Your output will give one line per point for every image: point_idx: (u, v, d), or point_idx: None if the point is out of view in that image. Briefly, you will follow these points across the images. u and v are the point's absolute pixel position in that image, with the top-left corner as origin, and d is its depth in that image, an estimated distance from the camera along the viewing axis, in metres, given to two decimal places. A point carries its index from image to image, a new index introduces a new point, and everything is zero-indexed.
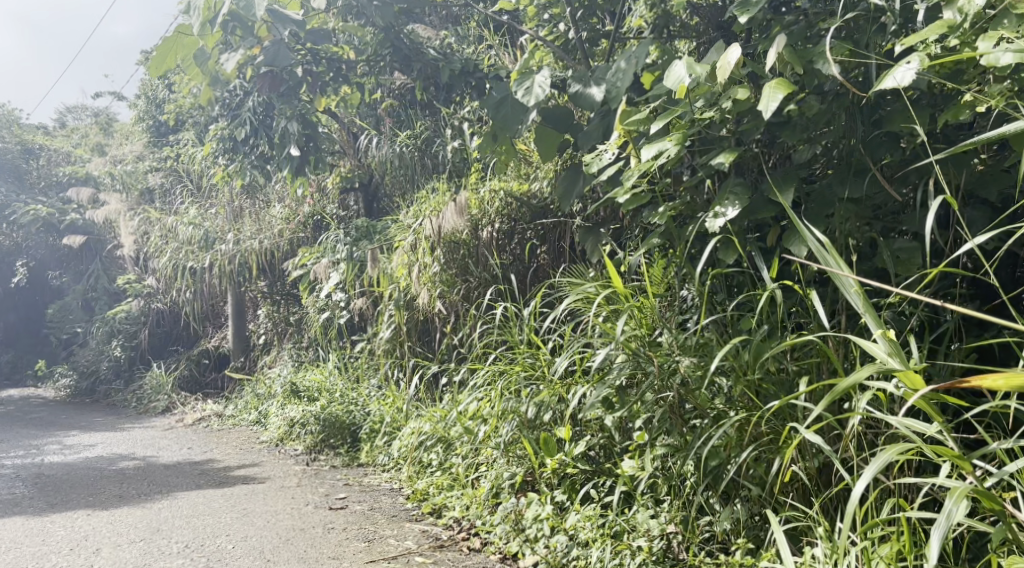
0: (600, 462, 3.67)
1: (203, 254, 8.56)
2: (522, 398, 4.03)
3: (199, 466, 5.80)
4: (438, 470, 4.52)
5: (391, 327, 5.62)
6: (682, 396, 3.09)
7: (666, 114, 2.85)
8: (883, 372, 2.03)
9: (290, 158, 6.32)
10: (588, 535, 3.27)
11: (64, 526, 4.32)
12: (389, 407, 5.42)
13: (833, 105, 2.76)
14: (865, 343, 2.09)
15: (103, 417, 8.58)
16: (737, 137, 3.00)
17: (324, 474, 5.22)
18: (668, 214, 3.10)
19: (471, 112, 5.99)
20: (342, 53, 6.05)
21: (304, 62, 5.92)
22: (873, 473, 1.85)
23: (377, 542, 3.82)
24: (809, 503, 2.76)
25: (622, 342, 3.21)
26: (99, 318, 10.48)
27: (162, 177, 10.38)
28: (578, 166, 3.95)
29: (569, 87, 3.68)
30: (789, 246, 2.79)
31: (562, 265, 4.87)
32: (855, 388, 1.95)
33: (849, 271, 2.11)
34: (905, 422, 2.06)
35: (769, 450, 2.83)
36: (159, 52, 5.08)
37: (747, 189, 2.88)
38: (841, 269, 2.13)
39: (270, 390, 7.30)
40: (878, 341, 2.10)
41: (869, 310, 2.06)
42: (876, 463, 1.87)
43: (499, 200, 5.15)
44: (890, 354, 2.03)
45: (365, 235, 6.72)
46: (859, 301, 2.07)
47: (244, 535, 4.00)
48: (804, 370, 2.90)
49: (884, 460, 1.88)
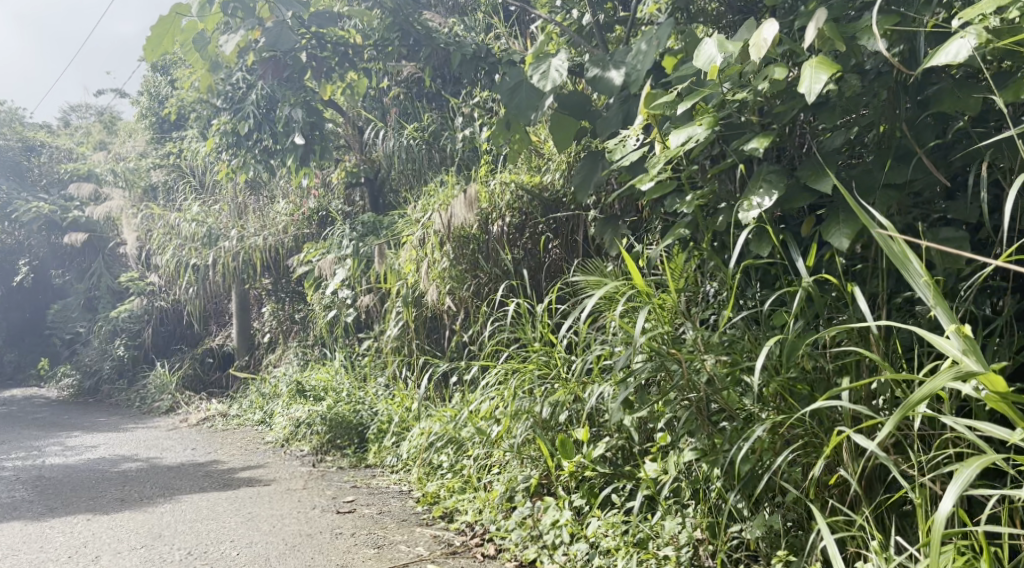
0: (619, 464, 3.51)
1: (207, 251, 8.43)
2: (536, 397, 3.87)
3: (203, 468, 5.65)
4: (449, 473, 4.36)
5: (399, 325, 5.47)
6: (708, 397, 2.91)
7: (696, 95, 2.68)
8: (957, 370, 1.88)
9: (294, 147, 6.17)
10: (611, 544, 3.11)
11: (62, 532, 4.16)
12: (398, 407, 5.28)
13: (875, 85, 2.58)
14: (935, 340, 1.93)
15: (107, 417, 8.43)
16: (768, 120, 2.83)
17: (330, 475, 5.07)
18: (696, 203, 2.94)
19: (481, 101, 5.83)
20: (347, 37, 5.79)
21: (309, 46, 5.66)
22: (961, 489, 1.73)
23: (388, 548, 3.65)
24: (852, 508, 2.56)
25: (644, 341, 3.02)
26: (102, 317, 10.34)
27: (164, 174, 10.23)
28: (595, 155, 3.78)
29: (587, 71, 3.50)
30: (830, 238, 2.61)
31: (576, 260, 4.70)
32: (933, 394, 1.80)
33: (917, 261, 1.94)
34: (978, 427, 1.92)
35: (804, 453, 2.65)
36: (157, 33, 4.89)
37: (781, 176, 2.72)
38: (908, 258, 1.97)
39: (276, 390, 7.15)
40: (948, 337, 1.94)
41: (940, 303, 1.91)
42: (961, 478, 1.75)
43: (510, 193, 4.97)
44: (965, 352, 1.87)
45: (372, 230, 6.59)
46: (930, 294, 1.91)
47: (249, 541, 3.84)
48: (841, 368, 2.73)
49: (968, 475, 1.76)
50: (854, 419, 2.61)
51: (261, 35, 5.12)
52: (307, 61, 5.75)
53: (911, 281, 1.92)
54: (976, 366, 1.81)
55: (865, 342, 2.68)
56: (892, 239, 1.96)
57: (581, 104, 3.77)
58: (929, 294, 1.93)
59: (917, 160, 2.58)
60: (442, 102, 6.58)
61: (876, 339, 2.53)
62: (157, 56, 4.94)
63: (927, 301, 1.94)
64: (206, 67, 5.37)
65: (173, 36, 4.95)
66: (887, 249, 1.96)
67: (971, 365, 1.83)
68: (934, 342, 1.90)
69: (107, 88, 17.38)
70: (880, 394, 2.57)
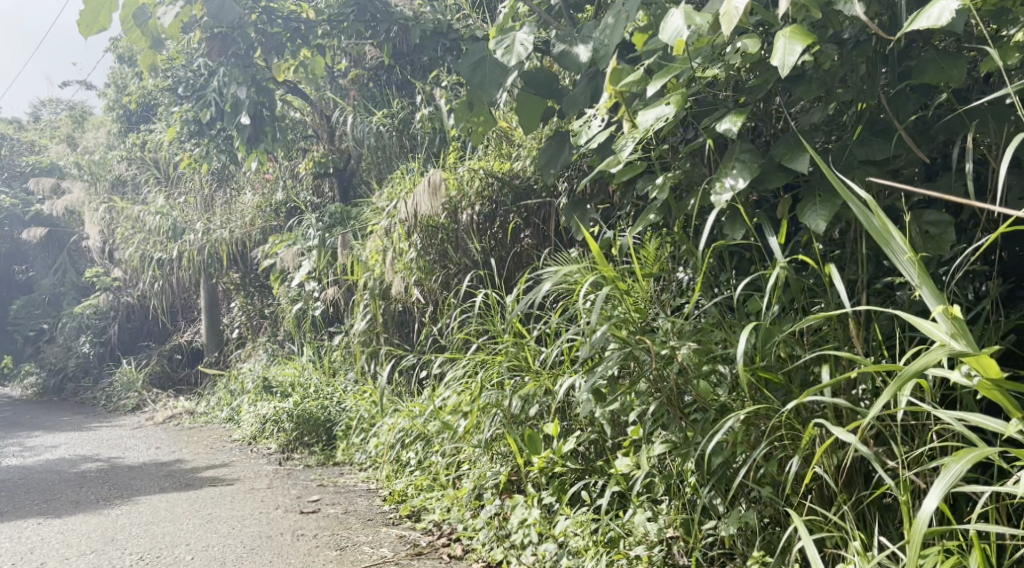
0: (591, 459, 3.37)
1: (172, 244, 8.23)
2: (505, 390, 3.70)
3: (166, 467, 5.45)
4: (417, 469, 4.20)
5: (367, 319, 5.29)
6: (680, 387, 2.75)
7: (665, 69, 2.51)
8: (945, 355, 1.72)
9: (244, 128, 6.02)
10: (580, 544, 2.96)
11: (10, 538, 3.95)
12: (366, 402, 5.11)
13: (853, 55, 2.44)
14: (923, 325, 1.76)
15: (70, 416, 8.17)
16: (741, 96, 2.68)
17: (296, 474, 4.89)
18: (667, 186, 2.79)
19: (449, 85, 5.63)
20: (299, 11, 5.86)
21: (257, 22, 5.73)
22: (947, 488, 1.58)
23: (350, 550, 3.48)
24: (831, 505, 2.43)
25: (612, 328, 2.85)
26: (66, 313, 10.07)
27: (128, 166, 9.92)
28: (562, 134, 3.64)
29: (553, 47, 3.36)
30: (806, 220, 2.46)
31: (547, 249, 4.53)
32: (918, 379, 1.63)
33: (900, 236, 1.74)
34: (968, 416, 1.78)
35: (780, 446, 2.49)
36: (90, 6, 4.30)
37: (755, 156, 2.56)
38: (892, 234, 1.79)
39: (243, 385, 6.92)
40: (936, 322, 1.77)
41: (925, 283, 1.74)
42: (950, 474, 1.60)
43: (479, 180, 4.78)
44: (953, 335, 1.69)
45: (340, 221, 6.43)
46: (914, 271, 1.72)
47: (205, 544, 3.66)
48: (819, 357, 2.58)
49: (955, 472, 1.61)
50: (834, 410, 2.47)
51: (202, 10, 4.95)
52: (257, 37, 5.71)
53: (893, 258, 1.73)
54: (967, 349, 1.64)
55: (843, 327, 2.54)
56: (873, 214, 1.77)
57: (548, 81, 3.63)
58: (913, 272, 1.76)
59: (898, 135, 2.44)
60: (411, 90, 6.42)
61: (855, 325, 2.39)
62: (92, 33, 4.36)
63: (911, 279, 1.76)
64: (147, 46, 4.86)
65: (109, 7, 4.35)
66: (867, 225, 1.78)
67: (960, 348, 1.65)
68: (919, 325, 1.73)
69: (72, 81, 16.99)
70: (860, 385, 2.41)
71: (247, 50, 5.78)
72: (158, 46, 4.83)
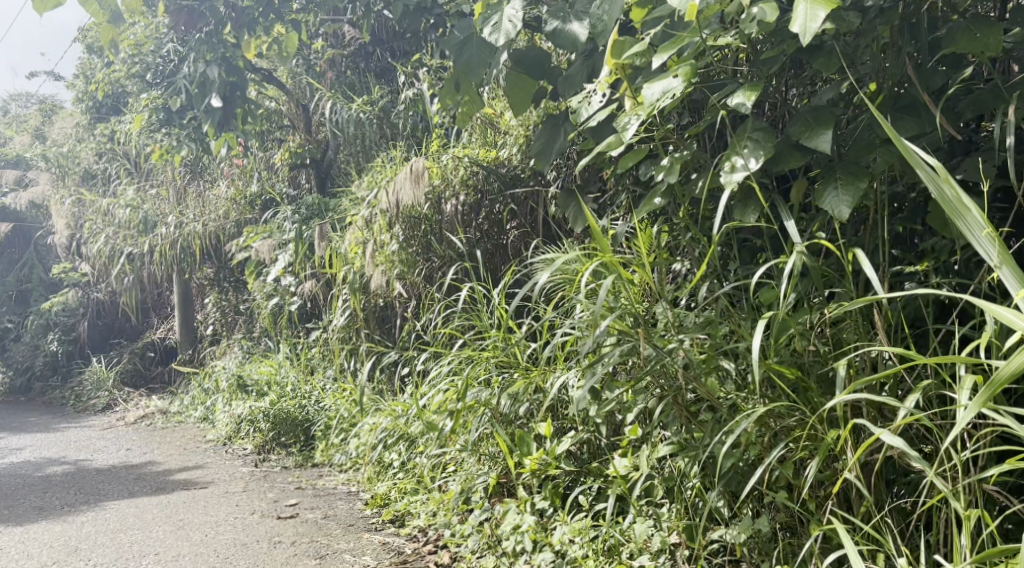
0: (586, 460, 3.17)
1: (142, 238, 7.92)
2: (494, 389, 3.48)
3: (136, 470, 5.18)
4: (401, 471, 3.99)
5: (346, 314, 5.01)
6: (687, 386, 2.52)
7: (673, 38, 2.30)
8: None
9: (212, 111, 5.75)
10: (578, 553, 2.76)
11: None
12: (345, 400, 4.89)
13: (877, 22, 2.26)
14: (997, 310, 1.51)
15: (36, 417, 7.85)
16: (753, 71, 2.49)
17: (273, 476, 4.66)
18: (671, 168, 2.60)
19: (431, 67, 5.40)
20: None
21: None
22: None
23: (330, 558, 3.26)
24: (852, 512, 2.24)
25: (611, 320, 2.62)
26: (34, 311, 9.72)
27: (99, 159, 9.62)
28: (558, 118, 3.44)
29: (546, 24, 3.14)
30: (826, 203, 2.27)
31: (536, 241, 4.33)
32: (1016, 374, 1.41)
33: (978, 211, 1.53)
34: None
35: (798, 447, 2.29)
36: None
37: (769, 134, 2.37)
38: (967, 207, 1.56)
39: (217, 384, 6.65)
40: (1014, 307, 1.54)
41: (1007, 263, 1.52)
42: None
43: (463, 168, 4.55)
44: None
45: (317, 212, 6.24)
46: (994, 250, 1.51)
47: (176, 554, 3.42)
48: (838, 353, 2.38)
49: None
50: (856, 409, 2.28)
51: None
52: (226, 11, 5.59)
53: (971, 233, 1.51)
54: None
55: (864, 319, 2.36)
56: (946, 183, 1.56)
57: (540, 61, 3.43)
58: (993, 252, 1.54)
59: (926, 112, 2.27)
60: (392, 78, 6.35)
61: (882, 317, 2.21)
62: (47, 9, 4.09)
63: (988, 260, 1.54)
64: (106, 20, 4.56)
65: None
66: (940, 194, 1.55)
67: None
68: (996, 310, 1.50)
69: (40, 73, 16.51)
70: (887, 382, 2.22)
71: (216, 26, 5.61)
72: (117, 21, 4.60)
